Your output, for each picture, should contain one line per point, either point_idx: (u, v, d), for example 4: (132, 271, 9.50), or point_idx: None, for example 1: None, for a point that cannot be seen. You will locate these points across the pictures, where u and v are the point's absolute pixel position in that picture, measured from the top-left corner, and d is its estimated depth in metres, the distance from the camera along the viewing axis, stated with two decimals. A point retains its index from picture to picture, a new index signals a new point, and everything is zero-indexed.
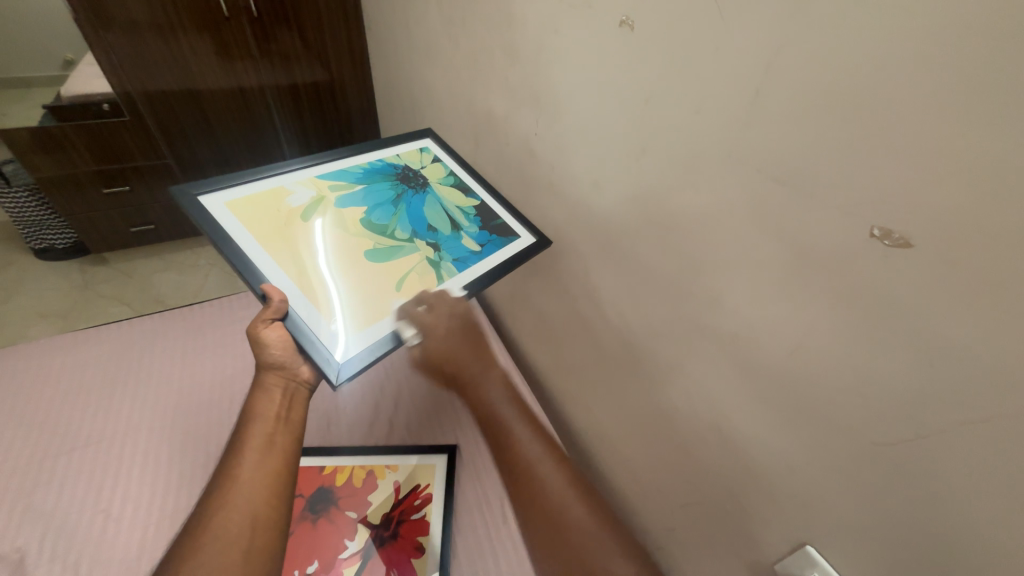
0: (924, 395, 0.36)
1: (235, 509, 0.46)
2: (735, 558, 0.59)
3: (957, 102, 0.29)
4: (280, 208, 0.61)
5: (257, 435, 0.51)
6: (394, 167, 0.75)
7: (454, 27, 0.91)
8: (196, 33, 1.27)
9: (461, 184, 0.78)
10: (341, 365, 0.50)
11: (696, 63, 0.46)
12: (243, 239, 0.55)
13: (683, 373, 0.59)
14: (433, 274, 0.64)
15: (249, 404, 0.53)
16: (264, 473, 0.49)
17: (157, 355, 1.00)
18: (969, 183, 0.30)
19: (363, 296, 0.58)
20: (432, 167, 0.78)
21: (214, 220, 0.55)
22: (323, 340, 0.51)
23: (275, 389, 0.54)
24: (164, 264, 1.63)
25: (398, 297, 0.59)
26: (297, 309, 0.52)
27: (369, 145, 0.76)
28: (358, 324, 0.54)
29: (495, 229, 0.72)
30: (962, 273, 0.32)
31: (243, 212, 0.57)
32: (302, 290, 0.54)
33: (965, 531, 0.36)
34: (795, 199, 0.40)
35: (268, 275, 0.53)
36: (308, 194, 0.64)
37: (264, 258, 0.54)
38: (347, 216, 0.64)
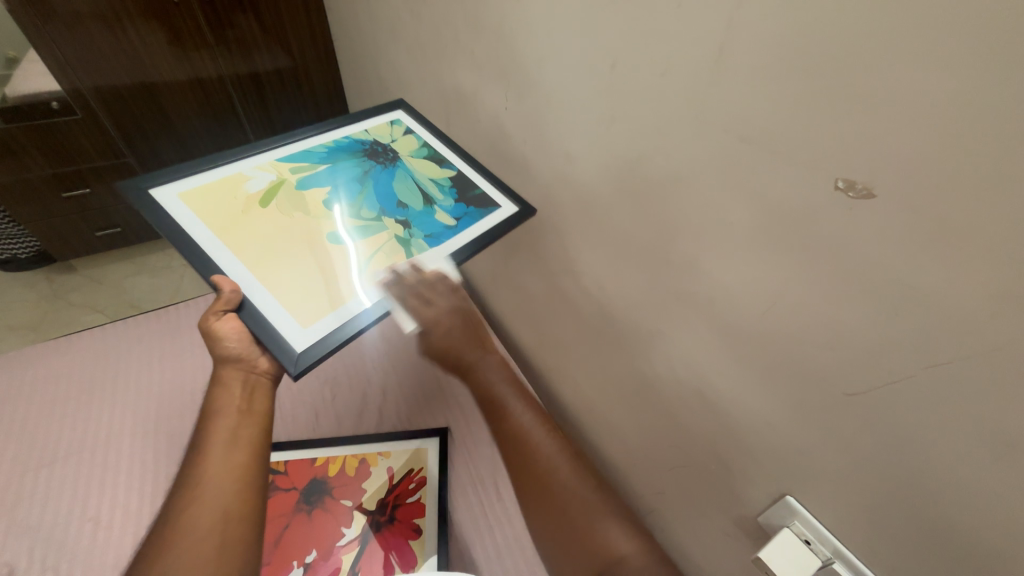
0: (892, 343, 0.36)
1: (204, 504, 0.46)
2: (722, 514, 0.61)
3: (918, 47, 0.29)
4: (238, 196, 0.59)
5: (220, 432, 0.51)
6: (361, 143, 0.72)
7: (415, 0, 0.87)
8: (143, 22, 1.20)
9: (435, 155, 0.74)
10: (300, 351, 0.48)
11: (660, 23, 0.44)
12: (197, 231, 0.54)
13: (665, 341, 0.60)
14: (401, 251, 0.60)
15: (209, 400, 0.52)
16: (233, 465, 0.49)
17: (134, 359, 0.98)
18: (930, 130, 0.30)
19: (327, 278, 0.55)
20: (403, 140, 0.75)
21: (165, 212, 0.54)
22: (281, 327, 0.49)
23: (234, 382, 0.53)
24: (135, 268, 1.58)
25: (365, 278, 0.56)
26: (253, 298, 0.51)
27: (335, 122, 0.73)
28: (319, 308, 0.52)
29: (471, 202, 0.69)
30: (922, 220, 0.32)
31: (197, 204, 0.56)
32: (260, 278, 0.53)
33: (932, 468, 0.38)
34: (761, 157, 0.40)
35: (223, 265, 0.52)
36: (267, 179, 0.62)
37: (220, 249, 0.53)
38: (309, 198, 0.62)
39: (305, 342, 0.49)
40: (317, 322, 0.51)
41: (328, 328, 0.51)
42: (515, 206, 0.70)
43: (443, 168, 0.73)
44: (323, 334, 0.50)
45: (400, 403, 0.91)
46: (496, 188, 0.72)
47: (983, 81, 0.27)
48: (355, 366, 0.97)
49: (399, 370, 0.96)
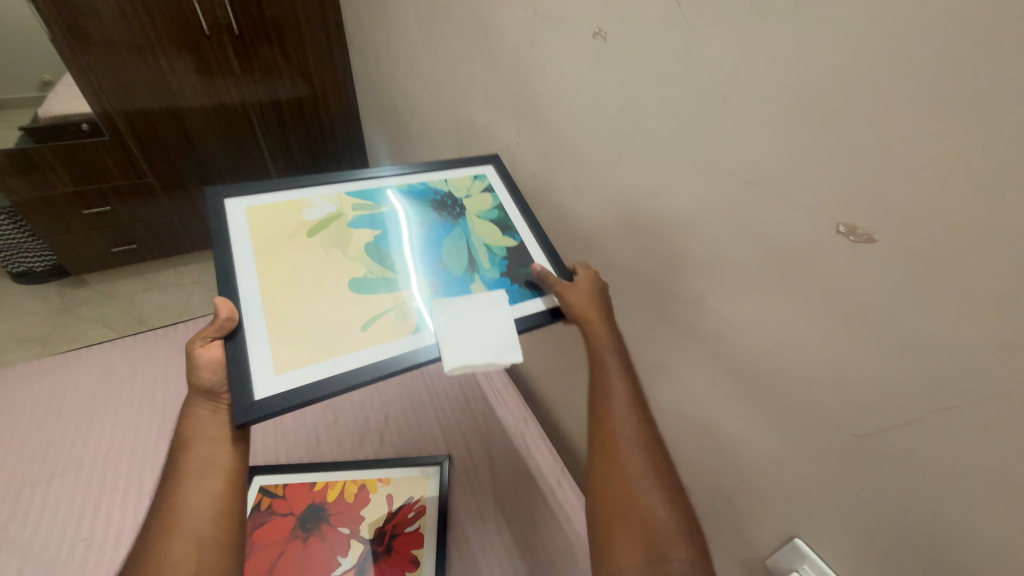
0: (898, 385, 0.37)
1: (175, 538, 0.41)
2: (730, 556, 0.59)
3: (913, 103, 0.31)
4: (292, 220, 0.59)
5: (192, 462, 0.45)
6: (434, 193, 0.68)
7: (433, 41, 0.93)
8: (175, 52, 1.27)
9: (505, 219, 0.68)
10: (258, 399, 0.45)
11: (667, 71, 0.47)
12: (238, 247, 0.54)
13: (670, 374, 0.60)
14: (415, 317, 0.54)
15: (180, 431, 0.47)
16: (210, 496, 0.44)
17: (140, 377, 0.98)
18: (926, 180, 0.32)
19: (328, 328, 0.51)
20: (477, 197, 0.70)
21: (224, 220, 0.56)
22: (256, 364, 0.47)
23: (208, 410, 0.47)
24: (146, 284, 1.60)
25: (361, 337, 0.51)
26: (249, 327, 0.49)
27: (422, 164, 0.70)
28: (302, 358, 0.48)
29: (517, 279, 0.61)
30: (922, 263, 0.33)
31: (255, 219, 0.57)
32: (265, 308, 0.51)
33: (943, 514, 0.37)
34: (764, 199, 0.42)
35: (241, 285, 0.51)
36: (327, 210, 0.62)
37: (247, 269, 0.53)
38: (352, 239, 0.60)
39: (268, 391, 0.45)
40: (291, 372, 0.47)
41: (298, 382, 0.47)
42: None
43: (505, 234, 0.66)
44: (288, 388, 0.46)
45: (402, 431, 0.91)
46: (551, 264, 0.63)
47: (975, 133, 0.29)
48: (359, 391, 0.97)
49: (402, 400, 0.97)
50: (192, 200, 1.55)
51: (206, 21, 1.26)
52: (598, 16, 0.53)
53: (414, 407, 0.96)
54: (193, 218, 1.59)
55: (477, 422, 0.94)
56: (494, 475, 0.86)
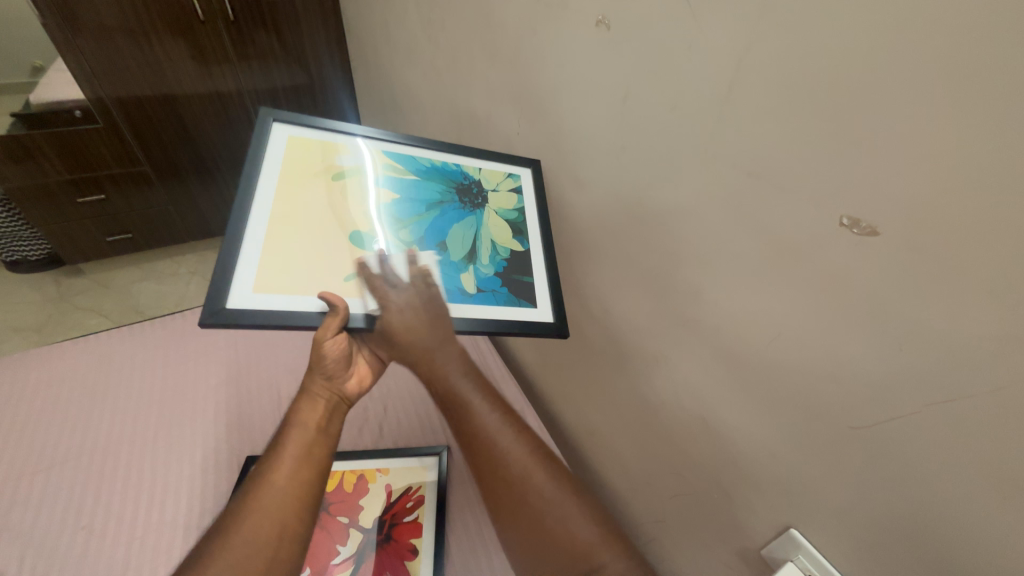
0: (896, 379, 0.37)
1: (267, 510, 0.46)
2: (724, 545, 0.60)
3: (918, 94, 0.31)
4: (324, 160, 0.59)
5: (297, 439, 0.52)
6: (464, 176, 0.66)
7: (434, 28, 0.91)
8: (170, 37, 1.25)
9: (522, 223, 0.66)
10: (227, 308, 0.46)
11: (670, 60, 0.47)
12: (266, 169, 0.56)
13: (669, 366, 0.60)
14: (396, 286, 0.53)
15: (293, 408, 0.54)
16: (299, 479, 0.49)
17: (138, 365, 0.98)
18: (929, 172, 0.31)
19: (315, 266, 0.52)
20: (503, 195, 0.67)
21: (265, 142, 0.57)
22: (238, 274, 0.48)
23: (320, 399, 0.55)
24: (143, 274, 1.59)
25: (339, 287, 0.51)
26: (245, 242, 0.50)
27: (464, 145, 0.68)
28: (280, 285, 0.49)
29: (509, 284, 0.60)
30: (926, 257, 0.33)
31: (292, 149, 0.59)
32: (267, 231, 0.52)
33: (935, 506, 0.37)
34: (766, 192, 0.42)
35: (256, 203, 0.53)
36: (359, 160, 0.61)
37: (266, 190, 0.55)
38: (369, 197, 0.59)
39: (239, 303, 0.46)
40: (266, 295, 0.48)
41: (266, 306, 0.47)
42: (551, 320, 0.59)
43: (516, 238, 0.65)
44: (254, 308, 0.47)
45: (400, 420, 0.91)
46: (548, 285, 0.62)
47: (980, 125, 0.29)
48: None
49: (402, 391, 0.96)
50: (188, 188, 1.53)
51: (200, 5, 1.24)
52: (601, 3, 0.53)
53: (414, 399, 0.95)
54: (190, 207, 1.57)
55: None
56: None
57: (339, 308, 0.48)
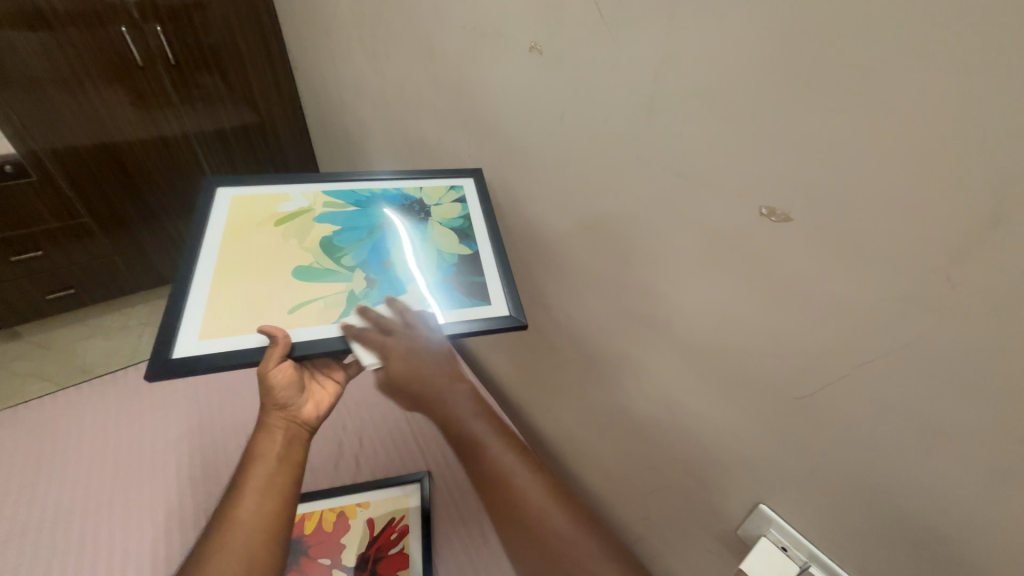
0: (826, 348, 0.40)
1: (231, 551, 0.48)
2: (706, 531, 0.61)
3: (804, 95, 0.35)
4: (267, 211, 0.62)
5: (257, 476, 0.52)
6: (406, 198, 0.68)
7: (379, 61, 0.93)
8: (106, 84, 1.22)
9: (468, 229, 0.66)
10: (173, 358, 0.47)
11: (599, 78, 0.51)
12: (211, 227, 0.58)
13: (634, 363, 0.62)
14: (341, 308, 0.53)
15: (252, 443, 0.55)
16: (261, 516, 0.50)
17: (88, 428, 0.92)
18: (825, 162, 0.36)
19: (260, 304, 0.52)
20: (447, 206, 0.68)
21: (209, 205, 0.61)
22: (184, 325, 0.49)
23: (277, 431, 0.55)
24: (88, 330, 1.50)
25: (283, 320, 0.51)
26: (191, 295, 0.52)
27: (401, 170, 0.71)
28: (224, 327, 0.50)
29: (458, 286, 0.59)
30: (832, 235, 0.37)
31: (236, 207, 0.62)
32: (213, 282, 0.54)
33: (877, 462, 0.40)
34: (696, 190, 0.46)
35: (202, 259, 0.55)
36: (300, 205, 0.64)
37: (213, 245, 0.57)
38: (312, 233, 0.61)
39: (183, 351, 0.47)
40: (212, 338, 0.49)
41: (210, 350, 0.48)
42: (507, 312, 0.57)
43: (463, 242, 0.64)
44: (199, 353, 0.47)
45: (378, 451, 0.89)
46: (499, 279, 0.61)
47: (856, 117, 0.33)
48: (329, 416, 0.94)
49: (377, 421, 0.95)
50: (135, 238, 1.47)
51: (138, 51, 1.23)
52: (532, 31, 0.56)
53: (391, 428, 0.94)
54: (138, 256, 1.50)
55: None
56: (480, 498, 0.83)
57: (278, 338, 0.48)
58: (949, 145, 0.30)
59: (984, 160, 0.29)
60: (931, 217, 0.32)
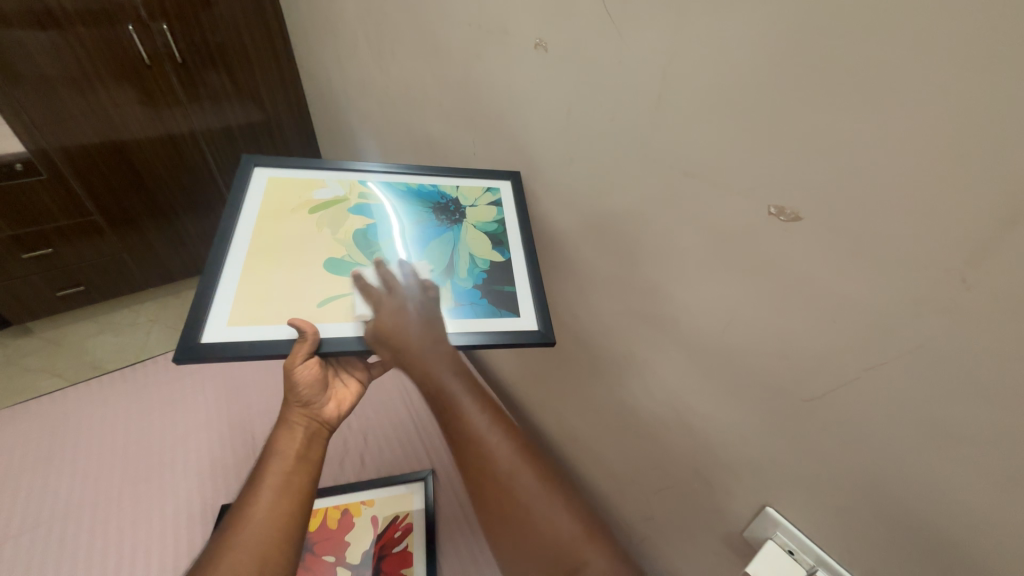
0: (834, 349, 0.40)
1: (244, 545, 0.47)
2: (711, 533, 0.61)
3: (813, 91, 0.35)
4: (301, 196, 0.62)
5: (275, 471, 0.52)
6: (441, 196, 0.66)
7: (385, 59, 0.93)
8: (115, 83, 1.23)
9: (504, 234, 0.64)
10: (201, 342, 0.47)
11: (605, 75, 0.50)
12: (246, 209, 0.58)
13: (639, 363, 0.62)
14: (369, 308, 0.53)
15: (273, 438, 0.55)
16: (276, 511, 0.50)
17: (98, 423, 0.93)
18: (835, 159, 0.35)
19: (289, 296, 0.52)
20: (482, 209, 0.66)
21: (246, 185, 0.60)
22: (214, 309, 0.49)
23: (298, 427, 0.55)
24: (98, 327, 1.52)
25: (311, 313, 0.51)
26: (223, 278, 0.52)
27: (440, 167, 0.69)
28: (253, 317, 0.50)
29: (489, 294, 0.58)
30: (842, 235, 0.36)
31: (271, 189, 0.62)
32: (245, 266, 0.54)
33: (885, 466, 0.40)
34: (703, 189, 0.45)
35: (235, 240, 0.55)
36: (334, 194, 0.63)
37: (247, 227, 0.57)
38: (345, 225, 0.60)
39: (212, 335, 0.47)
40: (241, 326, 0.49)
41: (238, 339, 0.48)
42: (534, 326, 0.57)
43: (497, 248, 0.63)
44: (228, 339, 0.47)
45: (382, 449, 0.90)
46: (532, 291, 0.60)
47: (867, 114, 0.32)
48: None
49: (382, 418, 0.95)
50: (144, 235, 1.48)
51: (146, 50, 1.24)
52: (538, 27, 0.56)
53: (395, 426, 0.94)
54: (147, 253, 1.52)
55: None
56: None
57: (307, 333, 0.48)
58: (961, 143, 0.29)
59: (997, 159, 0.28)
60: (941, 215, 0.31)
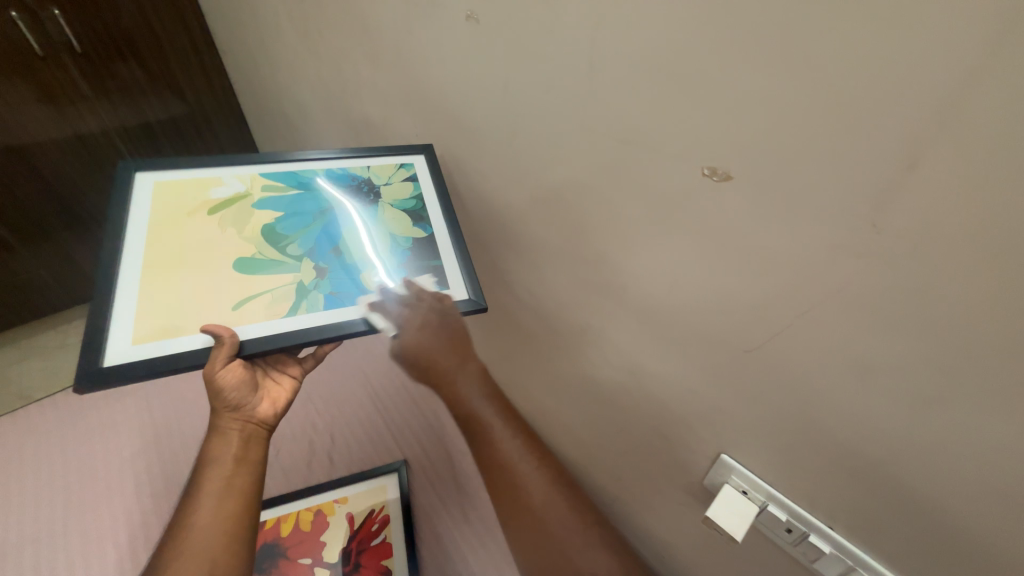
0: (770, 300, 0.42)
1: (193, 556, 0.47)
2: (676, 485, 0.64)
3: (733, 52, 0.36)
4: (197, 198, 0.57)
5: (214, 480, 0.51)
6: (352, 179, 0.64)
7: (312, 39, 0.88)
8: (5, 79, 1.07)
9: (421, 210, 0.64)
10: (105, 366, 0.44)
11: (538, 44, 0.49)
12: (134, 221, 0.53)
13: (595, 333, 0.63)
14: (290, 301, 0.52)
15: (205, 447, 0.52)
16: (222, 518, 0.50)
17: (31, 456, 0.85)
18: (757, 117, 0.36)
19: (199, 303, 0.50)
20: (397, 186, 0.65)
21: (128, 195, 0.55)
22: (114, 329, 0.46)
23: (232, 432, 0.53)
24: (20, 353, 1.38)
25: (227, 317, 0.49)
26: (119, 296, 0.48)
27: (346, 148, 0.67)
28: (161, 330, 0.47)
29: (414, 271, 0.58)
30: (768, 191, 0.38)
31: (160, 195, 0.57)
32: (143, 280, 0.50)
33: (819, 404, 0.43)
34: (641, 155, 0.45)
35: (127, 255, 0.51)
36: (236, 190, 0.60)
37: (138, 239, 0.52)
38: (251, 221, 0.57)
39: (116, 357, 0.44)
40: (148, 342, 0.46)
41: (148, 355, 0.45)
42: (465, 295, 0.57)
43: (417, 225, 0.62)
44: (136, 357, 0.45)
45: (351, 446, 0.88)
46: (457, 261, 0.60)
47: (785, 70, 0.34)
48: (296, 416, 0.91)
49: (348, 416, 0.93)
50: (62, 248, 1.34)
51: (37, 41, 1.09)
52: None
53: (362, 421, 0.92)
54: (68, 268, 1.38)
55: (428, 419, 0.93)
56: (458, 480, 0.84)
57: (225, 338, 0.46)
58: (866, 96, 0.31)
59: (897, 108, 0.30)
60: (852, 164, 0.33)
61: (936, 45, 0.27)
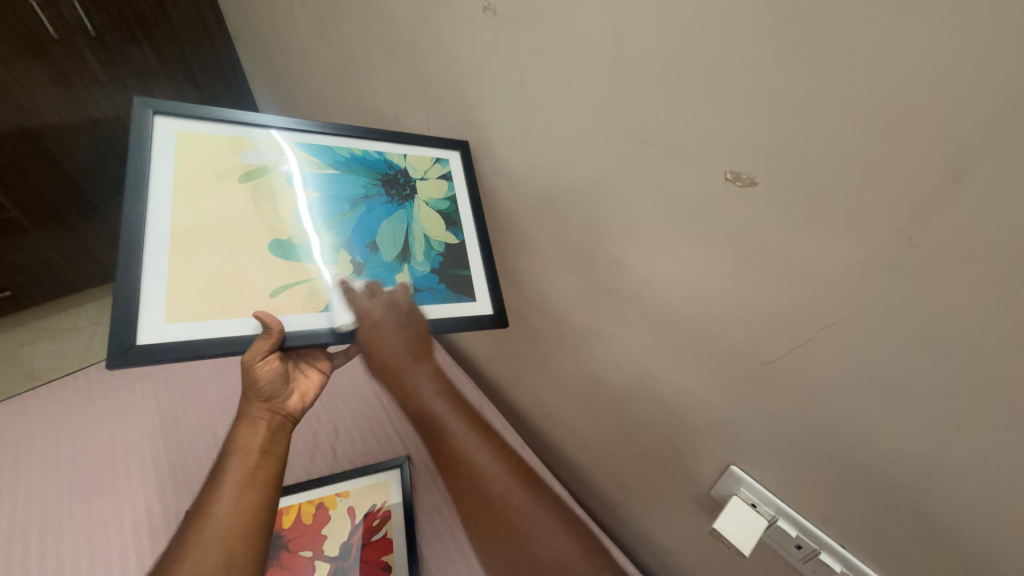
0: (793, 312, 0.41)
1: (212, 544, 0.47)
2: (681, 494, 0.63)
3: (764, 53, 0.34)
4: (225, 160, 0.53)
5: (238, 468, 0.51)
6: (389, 166, 0.62)
7: (325, 29, 0.86)
8: (19, 60, 1.07)
9: (454, 214, 0.63)
10: (137, 344, 0.42)
11: (557, 39, 0.48)
12: (157, 176, 0.48)
13: (605, 336, 0.62)
14: (328, 296, 0.52)
15: (232, 434, 0.52)
16: (244, 508, 0.49)
17: (38, 439, 0.86)
18: (786, 122, 0.35)
19: (234, 286, 0.48)
20: (432, 183, 0.64)
21: (147, 143, 0.48)
22: (145, 303, 0.44)
23: (261, 422, 0.53)
24: (32, 334, 1.40)
25: (266, 305, 0.49)
26: (146, 265, 0.45)
27: (386, 129, 0.63)
28: (196, 311, 0.45)
29: (446, 279, 0.59)
30: (794, 199, 0.37)
31: (183, 148, 0.51)
32: (171, 250, 0.47)
33: (838, 421, 0.42)
34: (661, 156, 0.44)
35: (150, 215, 0.47)
36: (268, 157, 0.55)
37: (162, 200, 0.48)
38: (286, 199, 0.54)
39: (152, 336, 0.43)
40: (183, 322, 0.44)
41: (187, 337, 0.44)
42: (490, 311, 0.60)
43: (449, 230, 0.62)
44: (173, 339, 0.43)
45: (355, 440, 0.88)
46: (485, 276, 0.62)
47: (820, 74, 0.32)
48: None
49: (353, 410, 0.93)
50: (74, 232, 1.34)
51: (52, 22, 1.09)
52: None
53: (366, 415, 0.92)
54: (80, 252, 1.38)
55: None
56: None
57: (272, 329, 0.46)
58: (907, 103, 0.29)
59: (941, 117, 0.28)
60: (888, 174, 0.31)
61: (985, 52, 0.26)
